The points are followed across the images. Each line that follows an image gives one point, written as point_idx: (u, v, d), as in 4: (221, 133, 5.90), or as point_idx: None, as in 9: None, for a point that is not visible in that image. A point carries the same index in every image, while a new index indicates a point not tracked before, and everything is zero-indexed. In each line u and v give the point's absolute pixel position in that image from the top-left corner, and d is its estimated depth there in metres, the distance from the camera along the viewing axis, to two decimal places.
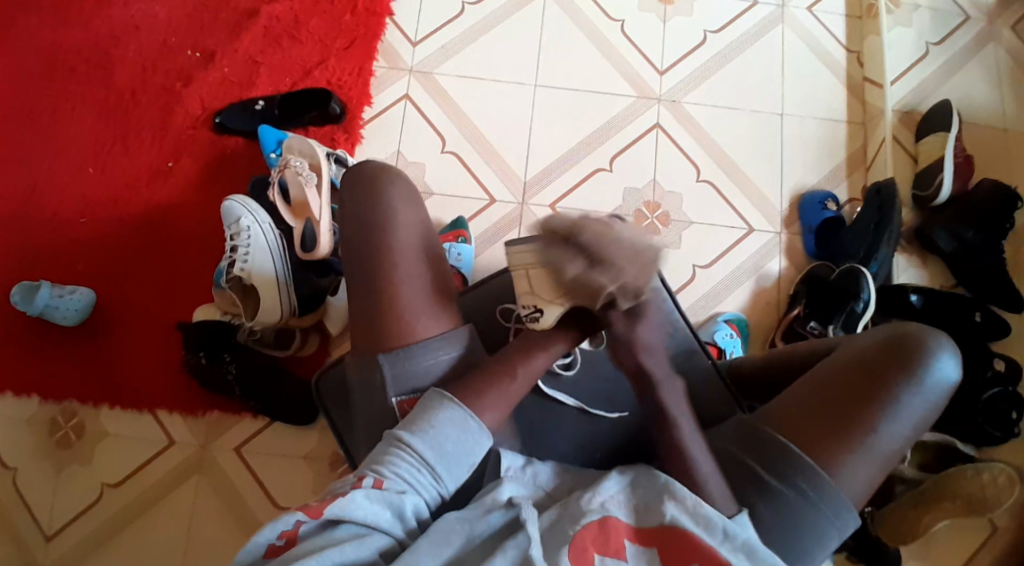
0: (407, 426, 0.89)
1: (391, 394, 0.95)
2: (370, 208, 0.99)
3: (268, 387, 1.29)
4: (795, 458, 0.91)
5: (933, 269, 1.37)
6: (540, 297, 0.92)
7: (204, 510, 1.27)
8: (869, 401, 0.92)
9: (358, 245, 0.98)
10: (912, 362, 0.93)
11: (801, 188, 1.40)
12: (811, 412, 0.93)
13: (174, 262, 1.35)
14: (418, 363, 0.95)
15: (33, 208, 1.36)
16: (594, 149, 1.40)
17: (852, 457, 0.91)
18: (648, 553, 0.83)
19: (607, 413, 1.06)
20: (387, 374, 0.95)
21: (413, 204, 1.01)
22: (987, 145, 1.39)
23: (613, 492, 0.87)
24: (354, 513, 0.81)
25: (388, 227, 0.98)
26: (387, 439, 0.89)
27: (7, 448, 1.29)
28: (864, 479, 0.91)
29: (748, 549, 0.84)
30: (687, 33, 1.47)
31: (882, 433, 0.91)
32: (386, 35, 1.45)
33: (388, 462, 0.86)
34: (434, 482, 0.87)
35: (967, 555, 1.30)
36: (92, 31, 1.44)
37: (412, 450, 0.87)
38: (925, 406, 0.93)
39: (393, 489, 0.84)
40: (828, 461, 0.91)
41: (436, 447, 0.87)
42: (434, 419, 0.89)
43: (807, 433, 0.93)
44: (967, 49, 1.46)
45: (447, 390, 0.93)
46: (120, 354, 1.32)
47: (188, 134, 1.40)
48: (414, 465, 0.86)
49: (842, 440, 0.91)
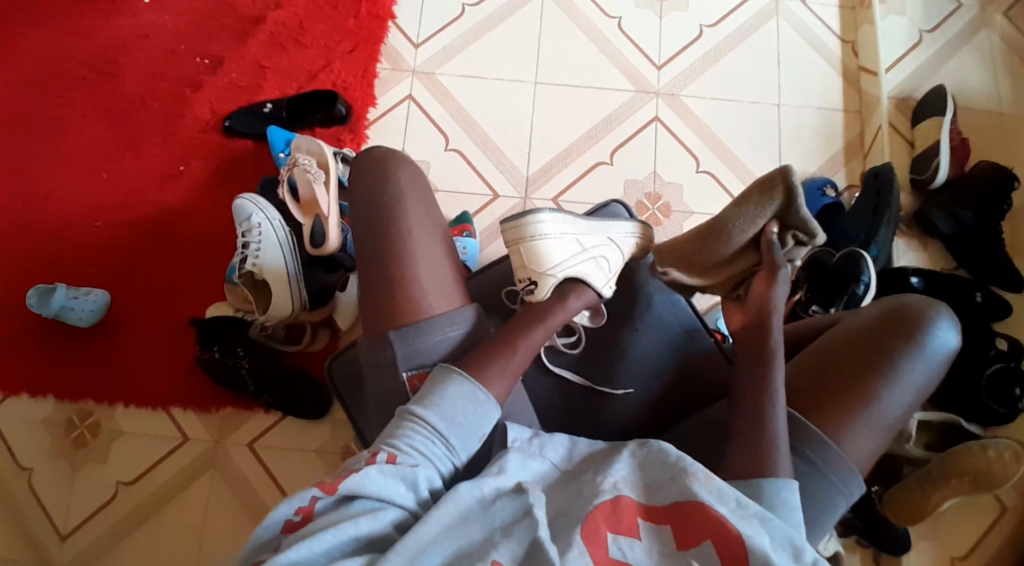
0: (419, 400, 0.91)
1: (400, 369, 0.96)
2: (379, 192, 1.01)
3: (285, 383, 1.31)
4: (799, 428, 0.93)
5: (933, 254, 1.38)
6: (532, 268, 1.03)
7: (217, 505, 1.30)
8: (869, 368, 0.94)
9: (368, 227, 1.00)
10: (911, 331, 0.95)
11: (800, 176, 1.42)
12: (814, 383, 0.95)
13: (185, 264, 1.37)
14: (427, 339, 0.97)
15: (48, 214, 1.39)
16: (597, 143, 1.43)
17: (855, 422, 0.92)
18: (660, 530, 0.83)
19: (612, 389, 1.07)
20: (398, 351, 0.96)
21: (420, 188, 1.02)
22: (981, 130, 1.41)
23: (623, 473, 0.88)
24: (368, 489, 0.82)
25: (397, 210, 1.00)
26: (400, 414, 0.91)
27: (25, 449, 1.33)
28: (869, 443, 0.93)
29: (760, 513, 0.83)
30: (684, 29, 1.49)
31: (883, 397, 0.93)
32: (388, 38, 1.47)
33: (402, 436, 0.89)
34: (448, 453, 0.89)
35: (972, 541, 1.31)
36: (103, 41, 1.47)
37: (425, 422, 0.89)
38: (928, 371, 0.94)
39: (406, 463, 0.86)
40: (832, 427, 0.92)
41: (448, 418, 0.90)
42: (445, 392, 0.92)
43: (809, 402, 0.94)
44: (961, 35, 1.48)
45: (456, 364, 0.95)
46: (137, 353, 1.35)
47: (197, 138, 1.42)
48: (427, 436, 0.89)
49: (844, 405, 0.93)
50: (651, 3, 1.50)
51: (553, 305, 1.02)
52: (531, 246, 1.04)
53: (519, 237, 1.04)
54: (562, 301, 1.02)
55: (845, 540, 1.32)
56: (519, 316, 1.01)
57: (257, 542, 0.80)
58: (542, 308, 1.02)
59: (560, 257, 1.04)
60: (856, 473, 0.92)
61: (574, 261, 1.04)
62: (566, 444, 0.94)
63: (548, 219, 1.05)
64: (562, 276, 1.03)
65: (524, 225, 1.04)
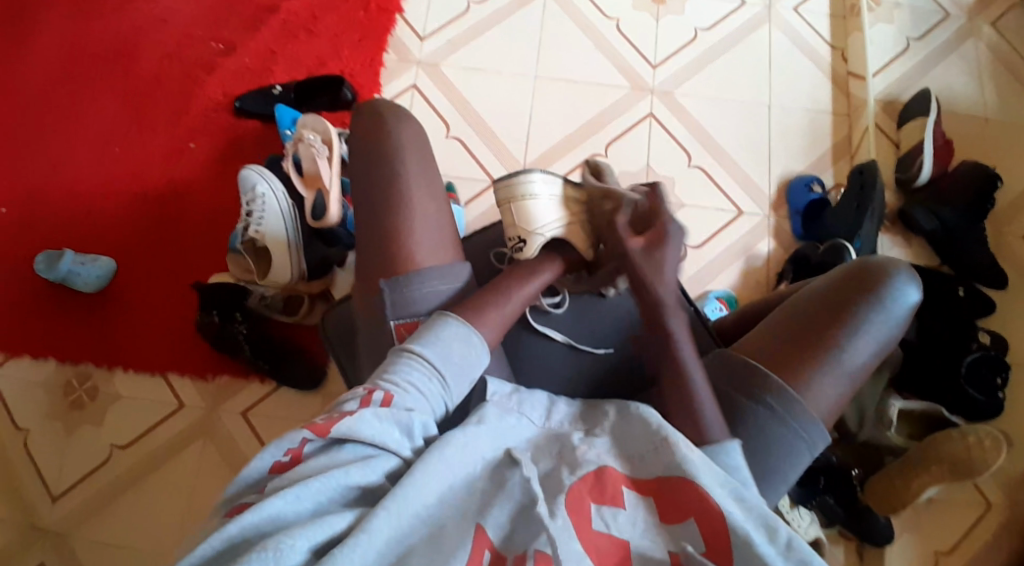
0: (417, 340, 0.91)
1: (388, 317, 0.96)
2: (379, 148, 1.01)
3: (279, 352, 1.35)
4: (761, 376, 0.95)
5: (916, 248, 1.42)
6: (523, 225, 1.05)
7: (206, 471, 1.32)
8: (830, 320, 0.97)
9: (367, 182, 1.01)
10: (872, 288, 0.98)
11: (789, 174, 1.47)
12: (779, 337, 0.99)
13: (190, 235, 1.42)
14: (417, 290, 0.96)
15: (60, 184, 1.44)
16: (593, 134, 1.48)
17: (816, 371, 0.95)
18: (646, 500, 0.83)
19: (594, 349, 1.05)
20: (388, 298, 0.96)
21: (420, 148, 1.02)
22: (965, 135, 1.46)
23: (605, 447, 0.88)
24: (362, 432, 0.82)
25: (395, 167, 1.00)
26: (397, 351, 0.90)
27: (22, 411, 1.35)
28: (831, 393, 0.95)
29: (738, 493, 0.84)
30: (679, 31, 1.55)
31: (843, 347, 0.96)
32: (396, 31, 1.53)
33: (399, 371, 0.88)
34: (444, 392, 0.89)
35: (960, 534, 1.31)
36: (124, 24, 1.54)
37: (422, 359, 0.89)
38: (887, 325, 0.97)
39: (402, 406, 0.85)
40: (795, 376, 0.95)
41: (444, 358, 0.90)
42: (441, 334, 0.91)
43: (775, 355, 0.97)
44: (947, 44, 1.53)
45: (454, 312, 0.95)
46: (138, 319, 1.38)
47: (209, 117, 1.48)
48: (424, 374, 0.89)
49: (806, 355, 0.96)
50: (648, 7, 1.57)
51: (538, 266, 1.03)
52: (522, 206, 1.05)
53: (511, 197, 1.05)
54: (549, 260, 1.04)
55: (827, 529, 1.32)
56: (510, 272, 1.02)
57: (246, 484, 0.79)
58: (527, 267, 1.03)
59: (550, 216, 1.05)
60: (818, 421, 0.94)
61: (560, 222, 1.05)
62: (546, 401, 0.96)
63: (539, 180, 1.05)
64: (551, 235, 1.04)
65: (515, 184, 1.05)
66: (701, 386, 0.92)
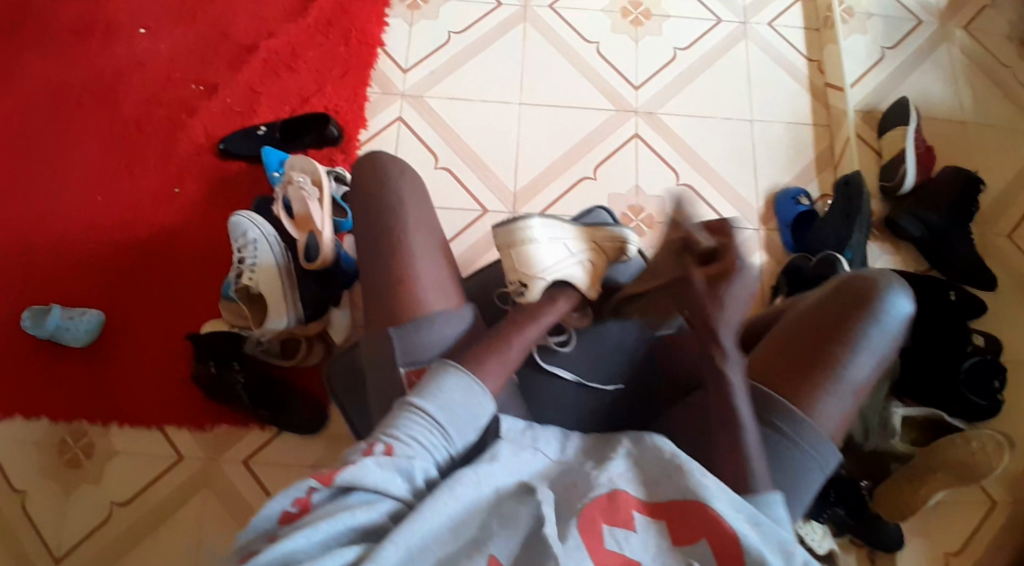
0: (418, 391, 0.91)
1: (399, 364, 0.95)
2: (374, 199, 1.01)
3: (278, 396, 1.33)
4: (767, 401, 0.96)
5: (905, 255, 1.44)
6: (524, 270, 1.06)
7: (210, 522, 1.30)
8: (833, 337, 0.97)
9: (367, 227, 1.01)
10: (868, 302, 0.98)
11: (774, 188, 1.48)
12: (781, 358, 0.99)
13: (180, 282, 1.39)
14: (426, 336, 0.96)
15: (42, 235, 1.41)
16: (581, 158, 1.48)
17: (823, 391, 0.95)
18: (659, 527, 0.83)
19: (604, 385, 1.08)
20: (396, 346, 0.95)
21: (415, 194, 1.02)
22: (945, 139, 1.49)
23: (620, 470, 0.88)
24: (365, 480, 0.82)
25: (391, 216, 1.00)
26: (398, 404, 0.90)
27: (17, 472, 1.32)
28: (838, 411, 0.96)
29: (755, 518, 0.84)
30: (658, 52, 1.56)
31: (847, 364, 0.96)
32: (378, 64, 1.53)
33: (400, 425, 0.88)
34: (445, 443, 0.88)
35: (968, 533, 1.33)
36: (99, 69, 1.51)
37: (424, 413, 0.89)
38: (888, 338, 0.98)
39: (403, 454, 0.86)
40: (802, 398, 0.95)
41: (446, 410, 0.89)
42: (442, 385, 0.91)
43: (779, 378, 0.97)
44: (921, 50, 1.56)
45: (453, 360, 0.95)
46: (132, 371, 1.35)
47: (193, 160, 1.46)
48: (426, 427, 0.88)
49: (809, 376, 0.96)
50: (626, 29, 1.58)
51: (544, 305, 1.04)
52: (523, 251, 1.07)
53: (511, 243, 1.07)
54: (551, 303, 1.04)
55: (837, 538, 1.34)
56: (514, 315, 1.03)
57: (257, 532, 0.81)
58: (533, 308, 1.04)
59: (550, 259, 1.06)
60: (829, 442, 0.95)
61: (560, 265, 1.06)
62: (558, 437, 0.94)
63: (538, 226, 1.08)
64: (551, 278, 1.05)
65: (515, 230, 1.08)
66: (739, 408, 0.93)
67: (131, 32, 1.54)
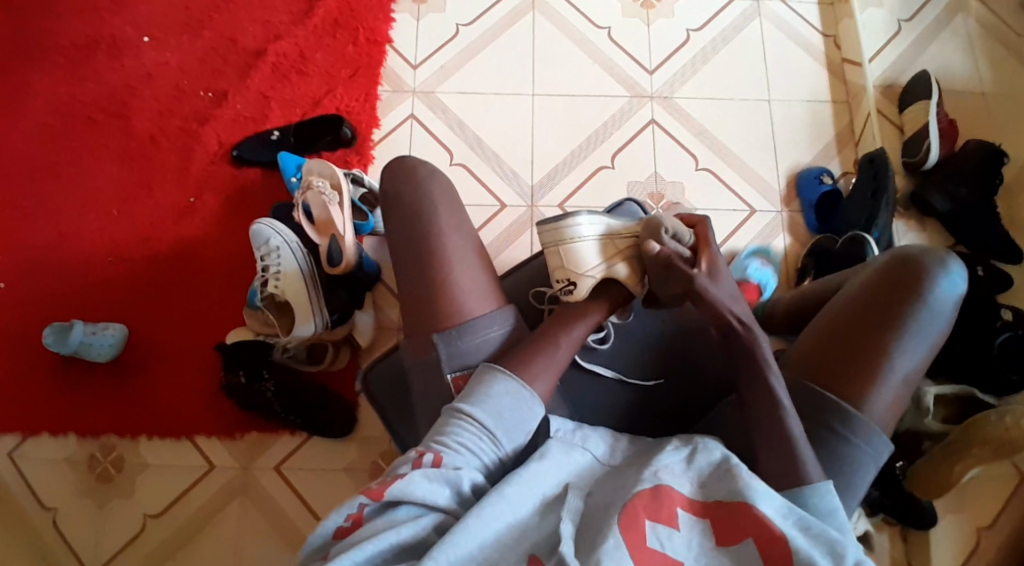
0: (466, 398, 0.90)
1: (445, 371, 0.95)
2: (407, 208, 1.00)
3: (309, 402, 1.31)
4: (817, 397, 0.96)
5: (932, 231, 1.42)
6: (572, 269, 1.00)
7: (247, 531, 1.28)
8: (878, 326, 0.96)
9: (404, 237, 1.00)
10: (915, 287, 0.97)
11: (796, 166, 1.46)
12: (829, 350, 0.98)
13: (202, 293, 1.38)
14: (470, 341, 0.95)
15: (61, 254, 1.40)
16: (598, 148, 1.46)
17: (874, 384, 0.95)
18: (704, 526, 0.82)
19: (644, 381, 1.08)
20: (443, 352, 0.94)
21: (450, 201, 1.01)
22: (966, 112, 1.46)
23: (668, 463, 0.87)
24: (413, 494, 0.81)
25: (426, 224, 0.99)
26: (447, 412, 0.90)
27: (49, 490, 1.31)
28: (890, 401, 0.95)
29: (803, 523, 0.83)
30: (671, 34, 1.53)
31: (897, 354, 0.95)
32: (388, 61, 1.51)
33: (451, 432, 0.88)
34: (494, 451, 0.88)
35: (999, 505, 1.33)
36: (107, 82, 1.50)
37: (472, 420, 0.88)
38: (935, 320, 0.97)
39: (451, 464, 0.85)
40: (853, 392, 0.95)
41: (495, 416, 0.89)
42: (490, 390, 0.90)
43: (828, 371, 0.97)
44: (938, 22, 1.53)
45: (500, 363, 0.94)
46: (159, 385, 1.35)
47: (208, 170, 1.44)
48: (475, 432, 0.88)
49: (860, 368, 0.95)
50: (638, 12, 1.55)
51: (590, 305, 1.00)
52: (570, 248, 1.00)
53: (558, 240, 1.01)
54: (599, 302, 1.01)
55: (874, 519, 1.33)
56: (558, 316, 1.00)
57: (311, 548, 0.82)
58: (578, 308, 1.01)
59: (598, 256, 1.00)
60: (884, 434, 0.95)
61: (614, 261, 1.00)
62: (606, 439, 0.94)
63: (587, 220, 1.00)
64: (601, 275, 0.99)
65: (562, 228, 1.00)
66: (786, 402, 0.91)
67: (136, 41, 1.52)
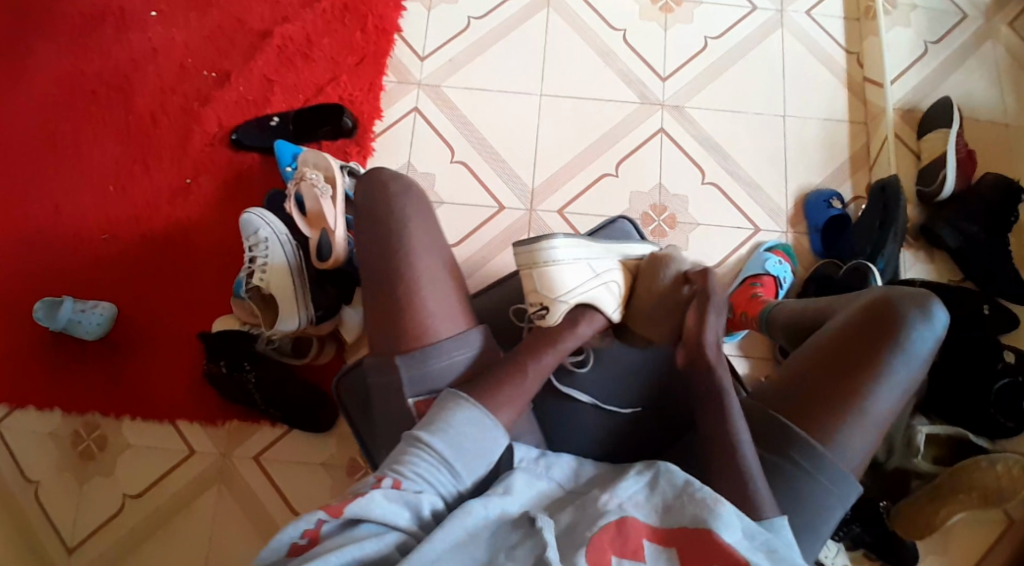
0: (426, 426, 0.88)
1: (406, 395, 0.94)
2: (380, 220, 0.98)
3: (289, 395, 1.30)
4: (786, 434, 0.93)
5: (939, 264, 1.38)
6: (545, 294, 1.02)
7: (223, 519, 1.29)
8: (857, 366, 0.93)
9: (371, 251, 0.98)
10: (895, 329, 0.94)
11: (806, 188, 1.42)
12: (803, 386, 0.95)
13: (193, 277, 1.38)
14: (433, 366, 0.94)
15: (56, 227, 1.39)
16: (603, 154, 1.43)
17: (845, 424, 0.92)
18: (668, 552, 0.81)
19: (621, 409, 1.05)
20: (404, 377, 0.93)
21: (423, 215, 0.99)
22: (988, 142, 1.40)
23: (630, 494, 0.86)
24: (373, 512, 0.80)
25: (398, 238, 0.97)
26: (405, 439, 0.88)
27: (31, 462, 1.32)
28: (861, 444, 0.92)
29: (769, 545, 0.83)
30: (689, 41, 1.49)
31: (872, 396, 0.92)
32: (395, 51, 1.48)
33: (407, 462, 0.86)
34: (452, 480, 0.86)
35: (984, 549, 1.30)
36: (111, 55, 1.48)
37: (431, 449, 0.87)
38: (914, 363, 0.94)
39: (411, 489, 0.84)
40: (824, 431, 0.92)
41: (456, 445, 0.87)
42: (451, 418, 0.89)
43: (800, 408, 0.94)
44: (966, 46, 1.47)
45: (463, 391, 0.92)
46: (144, 366, 1.34)
47: (206, 152, 1.43)
48: (433, 464, 0.86)
49: (832, 407, 0.92)
50: (656, 15, 1.50)
51: (564, 330, 1.00)
52: (545, 272, 1.03)
53: (532, 263, 1.03)
54: (573, 327, 1.00)
55: (853, 554, 1.31)
56: (530, 340, 0.99)
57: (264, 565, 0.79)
58: (553, 332, 1.00)
59: (572, 281, 1.02)
60: (852, 476, 0.92)
61: (586, 286, 1.03)
62: (571, 464, 0.93)
63: (562, 244, 1.04)
64: (574, 302, 1.02)
65: (537, 251, 1.03)
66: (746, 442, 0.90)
67: (144, 15, 1.50)
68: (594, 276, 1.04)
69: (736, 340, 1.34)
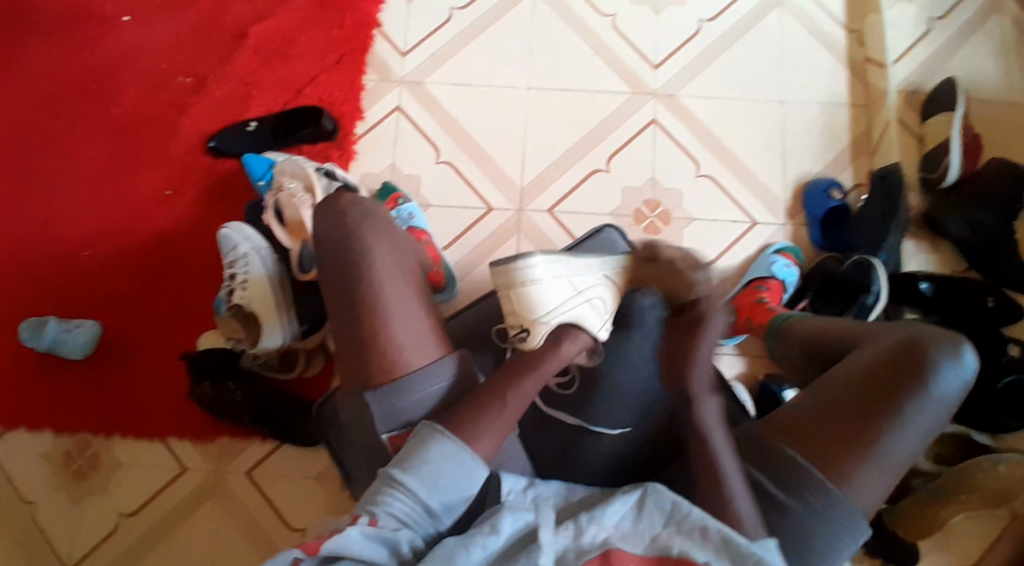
0: (399, 463, 0.87)
1: (381, 431, 0.92)
2: (346, 246, 0.95)
3: (278, 410, 1.29)
4: (799, 472, 0.90)
5: (943, 254, 1.33)
6: (524, 315, 1.02)
7: (219, 532, 1.29)
8: (879, 407, 0.90)
9: (340, 286, 0.95)
10: (921, 374, 0.91)
11: (806, 176, 1.36)
12: (818, 422, 0.92)
13: (176, 291, 1.36)
14: (405, 400, 0.92)
15: (36, 242, 1.37)
16: (593, 149, 1.38)
17: (861, 466, 0.89)
18: None
19: (608, 430, 1.02)
20: (376, 412, 0.92)
21: (390, 237, 0.97)
22: (993, 125, 1.36)
23: (616, 522, 0.83)
24: (351, 549, 0.78)
25: (368, 263, 0.94)
26: (380, 478, 0.87)
27: (26, 482, 1.31)
28: (877, 487, 0.89)
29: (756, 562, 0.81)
30: (682, 24, 1.43)
31: (893, 439, 0.89)
32: (375, 48, 1.43)
33: (381, 501, 0.84)
34: (428, 518, 0.85)
35: (985, 546, 1.27)
36: (83, 62, 1.44)
37: (406, 487, 0.85)
38: (940, 408, 0.91)
39: (387, 526, 0.82)
40: (838, 472, 0.89)
41: (431, 482, 0.85)
42: (425, 454, 0.87)
43: (815, 444, 0.91)
44: (971, 22, 1.42)
45: (438, 422, 0.90)
46: (131, 382, 1.33)
47: (183, 161, 1.39)
48: (408, 502, 0.84)
49: (848, 448, 0.89)
50: None
51: (545, 355, 0.98)
52: (523, 292, 1.02)
53: (509, 284, 1.03)
54: (555, 348, 0.99)
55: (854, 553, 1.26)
56: (512, 366, 0.97)
57: None
58: (533, 358, 0.98)
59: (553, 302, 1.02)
60: (863, 520, 0.88)
61: (568, 305, 1.03)
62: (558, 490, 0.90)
63: (540, 262, 1.02)
64: (556, 322, 1.02)
65: (514, 271, 1.02)
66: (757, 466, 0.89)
67: (115, 21, 1.46)
68: (573, 295, 1.04)
69: (732, 341, 1.30)
